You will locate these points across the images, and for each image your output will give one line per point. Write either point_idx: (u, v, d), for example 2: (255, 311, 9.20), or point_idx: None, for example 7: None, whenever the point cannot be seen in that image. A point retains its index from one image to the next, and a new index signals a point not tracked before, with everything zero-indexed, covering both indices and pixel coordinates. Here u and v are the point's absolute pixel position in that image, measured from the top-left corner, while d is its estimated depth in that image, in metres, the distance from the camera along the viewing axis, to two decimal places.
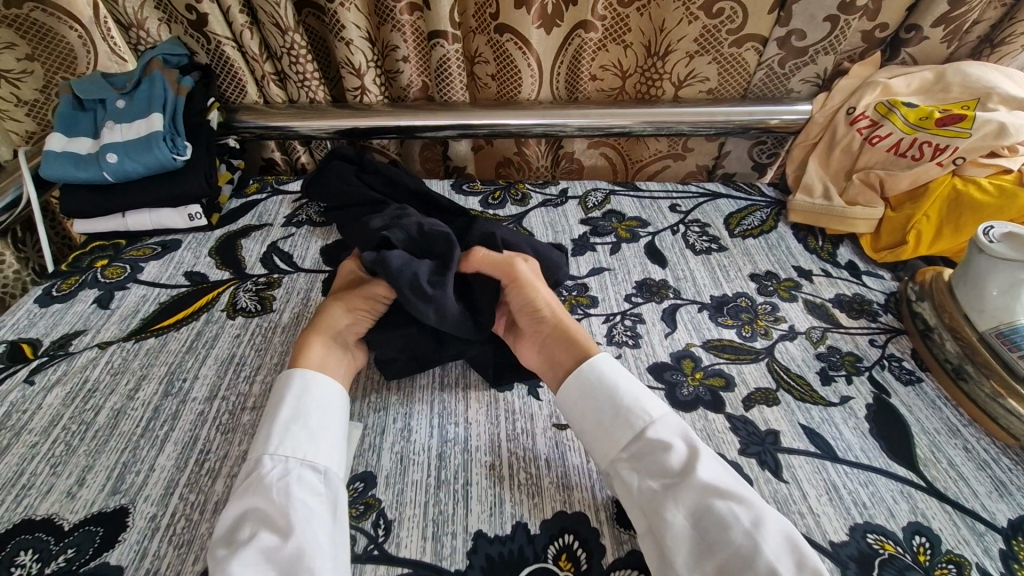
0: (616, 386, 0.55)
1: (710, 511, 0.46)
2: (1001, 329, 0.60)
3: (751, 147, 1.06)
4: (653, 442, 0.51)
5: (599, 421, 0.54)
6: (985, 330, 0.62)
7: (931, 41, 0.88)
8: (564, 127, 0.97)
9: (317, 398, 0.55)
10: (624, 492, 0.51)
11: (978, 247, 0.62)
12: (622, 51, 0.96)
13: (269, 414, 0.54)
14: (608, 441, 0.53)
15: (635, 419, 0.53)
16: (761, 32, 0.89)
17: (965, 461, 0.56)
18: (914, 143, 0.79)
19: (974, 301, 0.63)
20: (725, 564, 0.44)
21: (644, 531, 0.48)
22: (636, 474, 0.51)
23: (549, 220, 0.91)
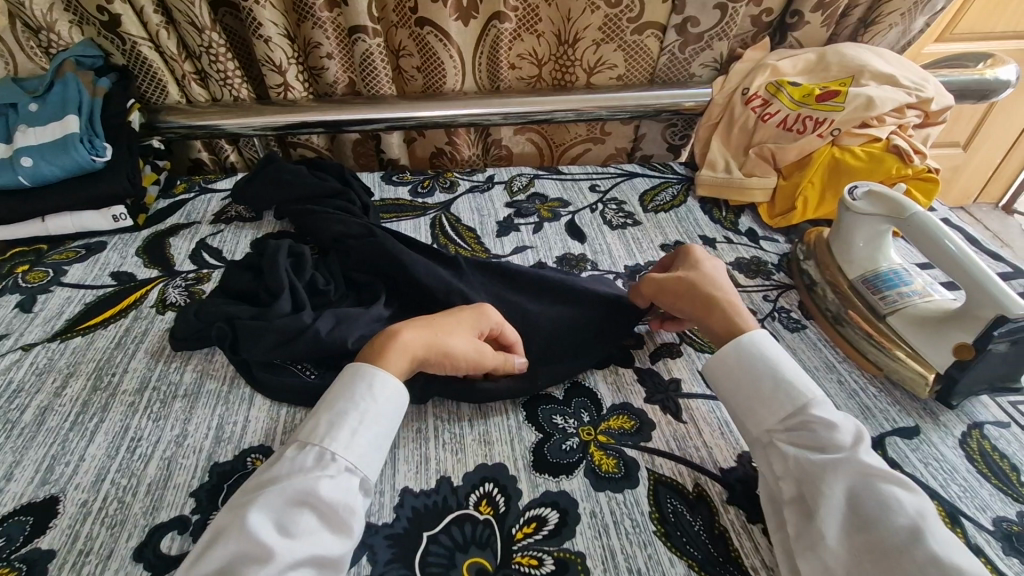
0: (769, 362, 0.56)
1: (870, 491, 0.47)
2: (867, 276, 0.68)
3: (664, 129, 1.14)
4: (817, 421, 0.52)
5: (760, 389, 0.55)
6: (852, 276, 0.70)
7: (812, 25, 0.97)
8: (489, 117, 1.02)
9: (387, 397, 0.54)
10: (774, 461, 0.52)
11: (845, 207, 0.71)
12: (536, 40, 1.01)
13: (336, 401, 0.53)
14: (765, 412, 0.54)
15: (797, 396, 0.53)
16: (661, 20, 0.97)
17: (839, 392, 0.63)
18: (799, 118, 0.87)
19: (845, 253, 0.71)
20: (882, 543, 0.44)
21: (791, 500, 0.50)
22: (793, 446, 0.51)
23: (476, 205, 0.96)
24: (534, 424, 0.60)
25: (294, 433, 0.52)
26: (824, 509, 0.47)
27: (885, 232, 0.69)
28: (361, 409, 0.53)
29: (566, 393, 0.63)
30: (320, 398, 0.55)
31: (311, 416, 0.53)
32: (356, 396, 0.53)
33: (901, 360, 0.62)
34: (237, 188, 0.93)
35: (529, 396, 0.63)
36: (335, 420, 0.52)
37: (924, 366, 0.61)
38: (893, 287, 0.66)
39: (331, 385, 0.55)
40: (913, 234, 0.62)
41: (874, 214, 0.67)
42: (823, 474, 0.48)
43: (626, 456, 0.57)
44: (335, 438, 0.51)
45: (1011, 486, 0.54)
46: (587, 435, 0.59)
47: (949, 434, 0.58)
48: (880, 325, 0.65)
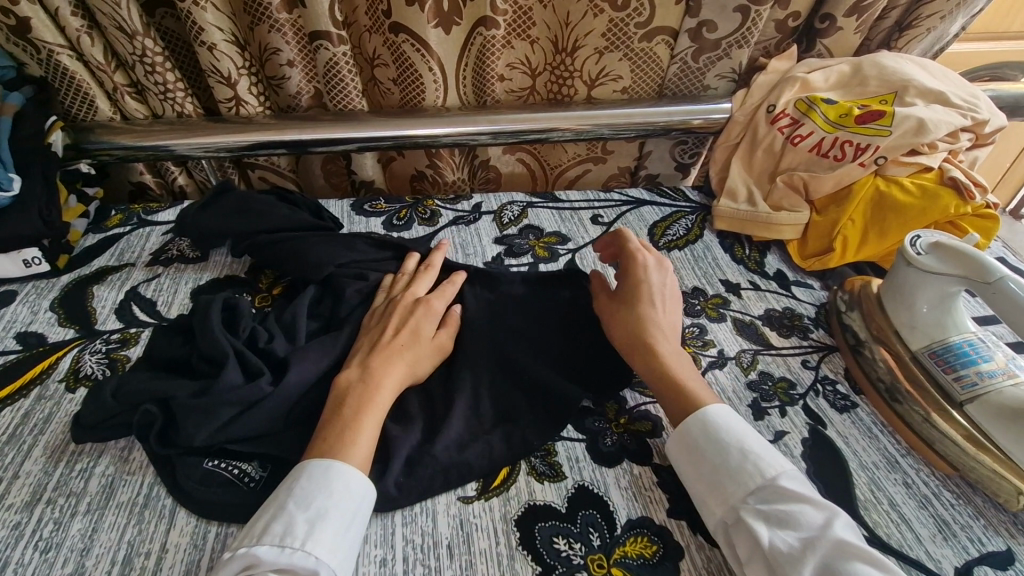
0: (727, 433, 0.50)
1: (849, 575, 0.41)
2: (934, 347, 0.56)
3: (673, 147, 1.01)
4: (782, 496, 0.46)
5: (715, 462, 0.49)
6: (917, 347, 0.58)
7: (845, 32, 0.84)
8: (475, 136, 0.88)
9: (353, 480, 0.47)
10: (744, 544, 0.45)
11: (904, 259, 0.58)
12: (529, 47, 0.87)
13: (312, 493, 0.45)
14: (728, 486, 0.48)
15: (758, 467, 0.48)
16: (672, 25, 0.83)
17: (906, 500, 0.51)
18: (835, 142, 0.74)
19: (906, 317, 0.59)
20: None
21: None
22: (765, 527, 0.45)
23: (460, 241, 0.83)
24: (530, 553, 0.47)
25: (260, 533, 0.43)
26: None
27: (957, 294, 0.56)
28: (346, 501, 0.46)
29: (569, 504, 0.51)
30: (285, 486, 0.46)
31: (277, 513, 0.45)
32: (336, 487, 0.46)
33: (984, 462, 0.50)
34: (189, 218, 0.76)
35: (523, 509, 0.50)
36: (301, 514, 0.44)
37: (1018, 478, 0.49)
38: (970, 365, 0.54)
39: (295, 472, 0.47)
40: (999, 304, 0.50)
41: (948, 275, 0.54)
42: (793, 558, 0.42)
43: None
44: (318, 540, 0.43)
45: None
46: (597, 566, 0.47)
47: None
48: (955, 414, 0.53)
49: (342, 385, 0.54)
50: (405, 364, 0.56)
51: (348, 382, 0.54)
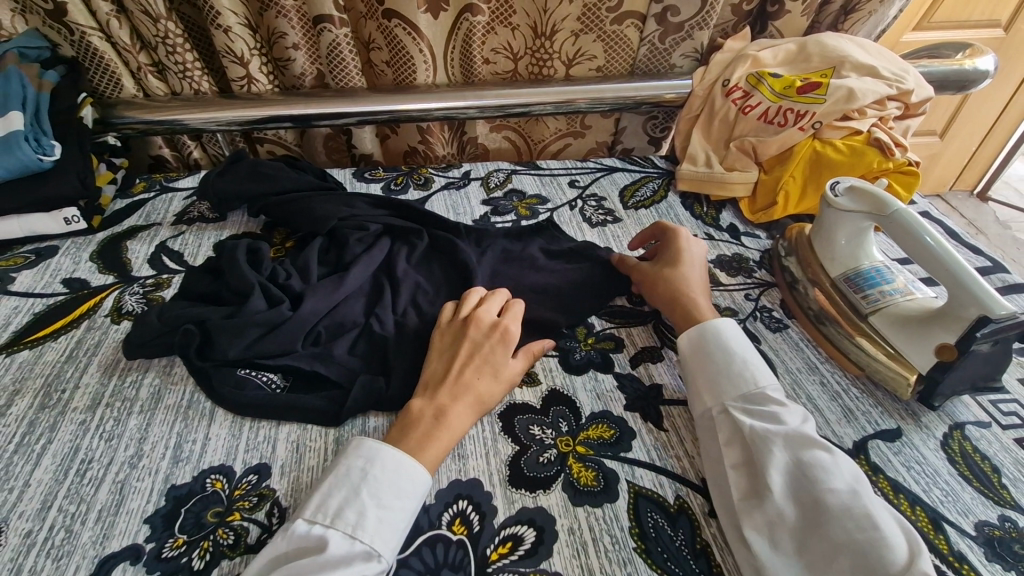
0: (738, 353, 0.59)
1: (814, 459, 0.49)
2: (849, 274, 0.67)
3: (645, 122, 1.11)
4: (769, 400, 0.55)
5: (721, 366, 0.58)
6: (836, 275, 0.68)
7: (793, 15, 0.94)
8: (465, 110, 0.98)
9: (414, 480, 0.50)
10: (726, 430, 0.54)
11: (826, 203, 0.69)
12: (510, 33, 0.97)
13: (384, 485, 0.49)
14: (724, 387, 0.57)
15: (754, 377, 0.56)
16: (639, 10, 0.94)
17: (821, 394, 0.61)
18: (780, 111, 0.85)
19: (828, 251, 0.70)
20: (822, 506, 0.46)
21: (740, 466, 0.51)
22: (748, 418, 0.54)
23: (451, 202, 0.93)
24: (510, 436, 0.58)
25: (331, 515, 0.48)
26: (773, 472, 0.49)
27: (868, 229, 0.67)
28: (410, 500, 0.50)
29: (543, 401, 0.61)
30: (360, 468, 0.51)
31: (349, 496, 0.49)
32: (404, 486, 0.50)
33: (882, 360, 0.61)
34: (209, 182, 0.86)
35: (505, 406, 0.61)
36: (372, 503, 0.48)
37: (906, 368, 0.59)
38: (875, 285, 0.64)
39: (370, 453, 0.52)
40: (894, 231, 0.61)
41: (857, 212, 0.65)
42: (769, 438, 0.51)
43: (604, 468, 0.55)
44: (379, 535, 0.47)
45: (993, 488, 0.53)
46: (565, 445, 0.57)
47: (930, 436, 0.57)
48: (862, 325, 0.64)
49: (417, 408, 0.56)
50: (477, 392, 0.58)
51: (422, 400, 0.56)
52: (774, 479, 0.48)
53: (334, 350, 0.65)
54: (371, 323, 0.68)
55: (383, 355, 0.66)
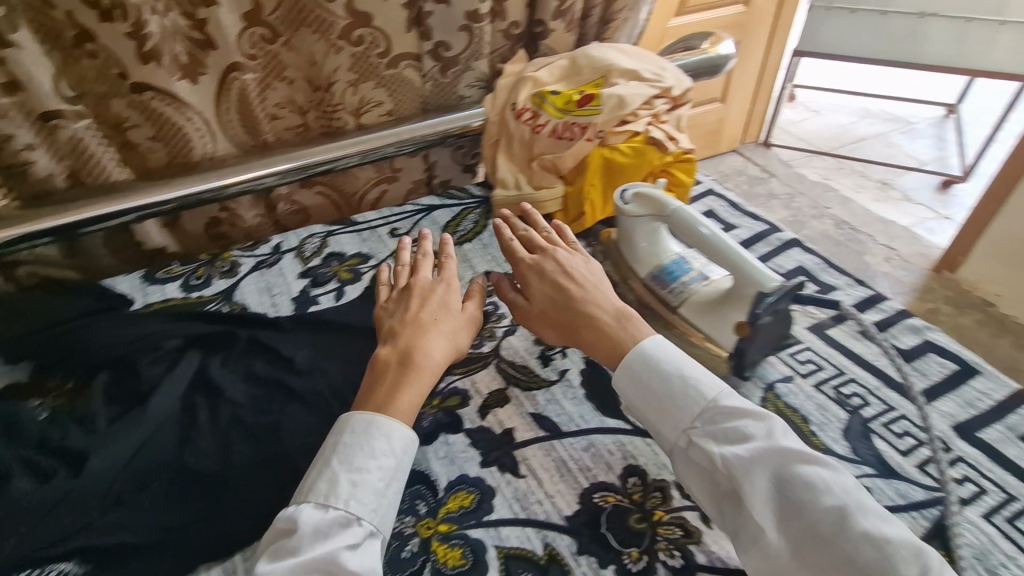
0: (667, 370, 0.57)
1: (795, 478, 0.49)
2: (654, 272, 0.71)
3: (453, 152, 1.11)
4: (731, 414, 0.53)
5: (660, 394, 0.56)
6: (644, 275, 0.72)
7: (557, 32, 1.01)
8: (261, 180, 0.91)
9: (384, 432, 0.54)
10: (699, 464, 0.53)
11: (618, 212, 0.73)
12: (289, 88, 0.90)
13: (353, 450, 0.52)
14: (676, 414, 0.55)
15: (700, 392, 0.55)
16: (412, 50, 0.92)
17: None
18: (566, 126, 0.89)
19: (632, 254, 0.74)
20: (816, 530, 0.47)
21: (727, 499, 0.51)
22: (715, 444, 0.52)
23: (265, 284, 0.86)
24: None
25: (308, 489, 0.51)
26: (757, 504, 0.48)
27: (659, 229, 0.72)
28: (381, 457, 0.53)
29: None
30: (335, 442, 0.54)
31: (322, 470, 0.52)
32: (375, 447, 0.53)
33: (700, 345, 0.66)
34: None
35: None
36: (345, 469, 0.51)
37: (719, 347, 0.65)
38: (677, 277, 0.69)
39: (348, 424, 0.55)
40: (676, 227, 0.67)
41: (645, 215, 0.71)
42: (746, 469, 0.49)
43: (470, 540, 0.53)
44: (357, 496, 0.50)
45: (804, 438, 0.59)
46: (426, 529, 0.54)
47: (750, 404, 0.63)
48: (675, 315, 0.69)
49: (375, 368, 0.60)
50: (445, 340, 0.64)
51: (388, 360, 0.60)
52: (761, 511, 0.48)
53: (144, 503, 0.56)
54: (184, 458, 0.60)
55: (203, 491, 0.58)
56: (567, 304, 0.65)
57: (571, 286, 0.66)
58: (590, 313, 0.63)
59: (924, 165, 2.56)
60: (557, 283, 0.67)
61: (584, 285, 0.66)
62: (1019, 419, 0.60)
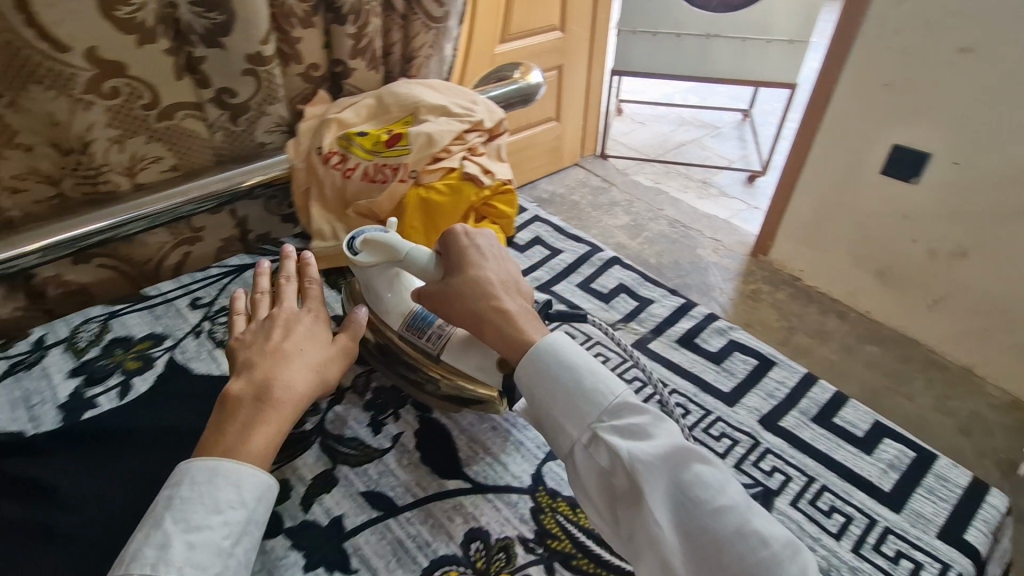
0: (574, 363, 0.55)
1: (690, 475, 0.50)
2: (406, 321, 0.65)
3: (265, 203, 1.01)
4: (634, 411, 0.53)
5: (569, 387, 0.54)
6: (399, 326, 0.66)
7: (360, 71, 0.96)
8: (19, 257, 0.76)
9: (259, 465, 0.51)
10: (602, 458, 0.52)
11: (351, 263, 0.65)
12: (24, 154, 0.74)
13: (191, 507, 0.48)
14: (584, 409, 0.53)
15: (608, 388, 0.54)
16: (189, 98, 0.82)
17: (496, 441, 0.64)
18: (377, 168, 0.85)
19: (381, 303, 0.67)
20: (706, 529, 0.48)
21: (624, 492, 0.51)
22: (621, 440, 0.52)
23: (20, 394, 0.70)
24: None
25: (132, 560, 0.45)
26: (655, 500, 0.49)
27: (401, 273, 0.66)
28: (238, 497, 0.49)
29: None
30: (157, 512, 0.48)
31: (152, 534, 0.47)
32: (220, 496, 0.49)
33: (468, 390, 0.62)
34: None
35: None
36: (181, 528, 0.47)
37: (488, 389, 0.62)
38: (431, 322, 0.64)
39: (183, 475, 0.50)
40: (414, 266, 0.62)
41: (381, 262, 0.64)
42: (649, 465, 0.50)
43: None
44: (193, 561, 0.46)
45: None
46: None
47: None
48: (438, 367, 0.63)
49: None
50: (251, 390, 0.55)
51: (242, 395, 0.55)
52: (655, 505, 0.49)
53: None
54: None
55: None
56: (478, 290, 0.59)
57: (486, 271, 0.61)
58: (494, 301, 0.59)
59: (732, 163, 2.92)
60: (470, 268, 0.60)
61: (495, 272, 0.61)
62: (809, 401, 0.67)
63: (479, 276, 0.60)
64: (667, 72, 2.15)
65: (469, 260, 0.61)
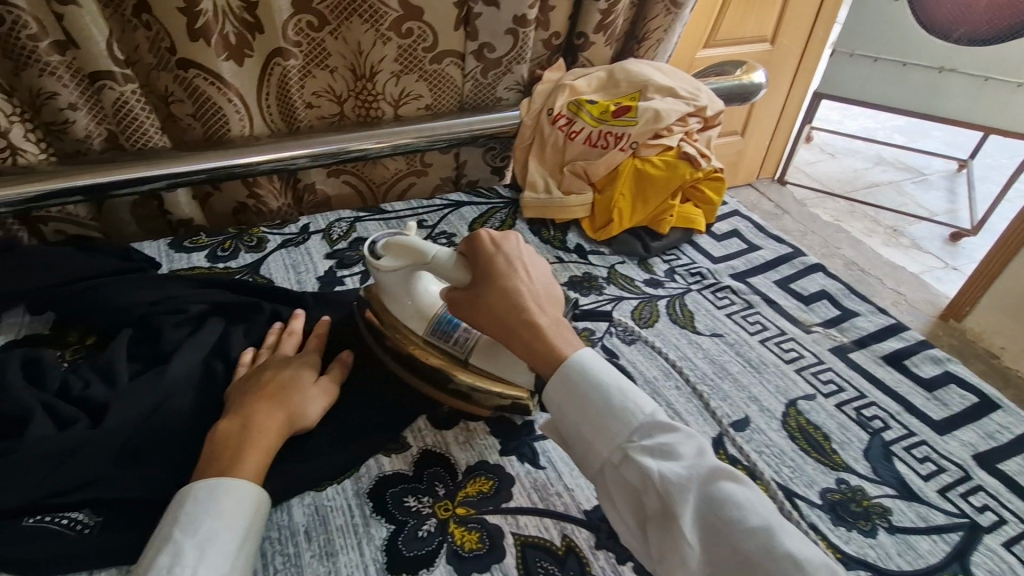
0: (599, 380, 0.51)
1: (725, 497, 0.46)
2: (433, 324, 0.61)
3: (484, 153, 1.13)
4: (663, 429, 0.49)
5: (598, 405, 0.50)
6: (422, 330, 0.62)
7: (597, 45, 1.02)
8: (293, 160, 0.90)
9: (225, 501, 0.46)
10: (631, 480, 0.48)
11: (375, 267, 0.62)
12: (329, 76, 0.92)
13: (199, 517, 0.45)
14: (612, 428, 0.49)
15: (638, 405, 0.50)
16: (456, 48, 0.94)
17: (679, 398, 0.65)
18: (601, 134, 0.90)
19: (399, 309, 0.63)
20: (740, 549, 0.44)
21: (654, 516, 0.47)
22: (651, 460, 0.48)
23: (291, 261, 0.86)
24: (383, 516, 0.53)
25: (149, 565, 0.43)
26: (686, 519, 0.45)
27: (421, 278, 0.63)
28: (245, 514, 0.47)
29: (416, 467, 0.58)
30: (171, 517, 0.46)
31: (162, 543, 0.44)
32: (225, 509, 0.46)
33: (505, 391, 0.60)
34: None
35: (374, 481, 0.56)
36: (189, 537, 0.44)
37: (520, 391, 0.60)
38: (457, 326, 0.61)
39: (185, 493, 0.47)
40: (452, 276, 0.59)
41: (403, 266, 0.61)
42: (680, 484, 0.46)
43: (488, 526, 0.53)
44: (206, 565, 0.43)
45: (827, 455, 0.60)
46: (444, 511, 0.54)
47: (772, 418, 0.63)
48: (468, 368, 0.60)
49: (221, 434, 0.51)
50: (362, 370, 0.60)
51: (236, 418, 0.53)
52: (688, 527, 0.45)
53: (159, 460, 0.54)
54: (201, 421, 0.58)
55: None
56: (505, 302, 0.56)
57: (517, 282, 0.57)
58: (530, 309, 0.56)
59: (935, 215, 2.57)
60: (499, 277, 0.57)
61: (520, 287, 0.57)
62: None
63: (506, 285, 0.56)
64: (882, 104, 1.76)
65: (496, 269, 0.57)
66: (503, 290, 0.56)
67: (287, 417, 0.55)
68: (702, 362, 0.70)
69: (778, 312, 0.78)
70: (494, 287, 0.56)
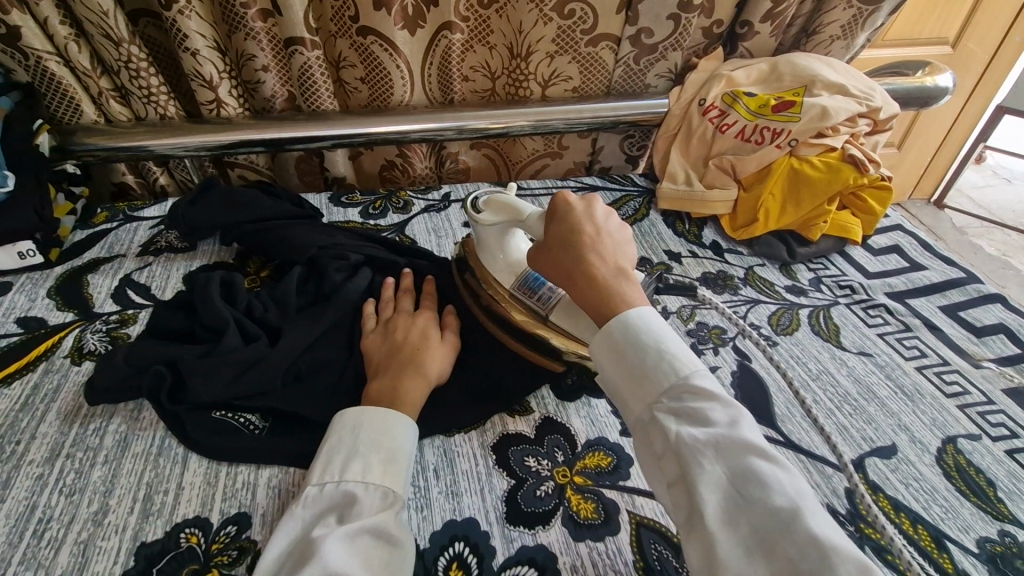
0: (642, 335, 0.47)
1: (750, 471, 0.40)
2: (519, 281, 0.64)
3: (621, 141, 1.12)
4: (698, 393, 0.44)
5: (635, 361, 0.47)
6: (509, 284, 0.64)
7: (761, 35, 0.96)
8: (442, 131, 0.95)
9: (394, 425, 0.52)
10: (658, 441, 0.44)
11: (473, 221, 0.67)
12: (488, 52, 0.97)
13: (379, 437, 0.51)
14: (645, 385, 0.46)
15: (675, 365, 0.45)
16: (614, 31, 0.94)
17: (815, 413, 0.61)
18: (756, 129, 0.85)
19: (492, 265, 0.66)
20: (763, 528, 0.38)
21: (679, 483, 0.42)
22: (675, 422, 0.43)
23: (432, 226, 0.91)
24: (505, 470, 0.56)
25: (336, 471, 0.49)
26: (705, 490, 0.40)
27: (513, 235, 0.67)
28: (405, 450, 0.51)
29: (537, 430, 0.60)
30: (348, 432, 0.52)
31: (349, 453, 0.50)
32: (398, 433, 0.52)
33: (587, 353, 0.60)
34: (179, 210, 0.80)
35: (498, 437, 0.59)
36: (371, 452, 0.50)
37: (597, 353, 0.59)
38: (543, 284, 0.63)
39: (354, 419, 0.52)
40: (536, 229, 0.61)
41: (500, 223, 0.65)
42: (699, 450, 0.41)
43: (604, 498, 0.54)
44: (389, 476, 0.49)
45: (990, 503, 0.54)
46: (561, 477, 0.55)
47: (925, 451, 0.58)
48: (550, 327, 0.61)
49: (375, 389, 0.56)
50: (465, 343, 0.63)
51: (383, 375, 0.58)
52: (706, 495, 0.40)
53: (319, 383, 0.61)
54: (354, 356, 0.64)
55: None
56: (568, 247, 0.56)
57: (586, 233, 0.56)
58: (589, 261, 0.54)
59: None
60: (570, 226, 0.57)
61: (590, 239, 0.56)
62: None
63: (574, 232, 0.56)
64: None
65: (572, 220, 0.57)
66: (572, 238, 0.56)
67: (426, 376, 0.58)
68: (846, 379, 0.65)
69: (943, 340, 0.71)
70: (566, 238, 0.56)
